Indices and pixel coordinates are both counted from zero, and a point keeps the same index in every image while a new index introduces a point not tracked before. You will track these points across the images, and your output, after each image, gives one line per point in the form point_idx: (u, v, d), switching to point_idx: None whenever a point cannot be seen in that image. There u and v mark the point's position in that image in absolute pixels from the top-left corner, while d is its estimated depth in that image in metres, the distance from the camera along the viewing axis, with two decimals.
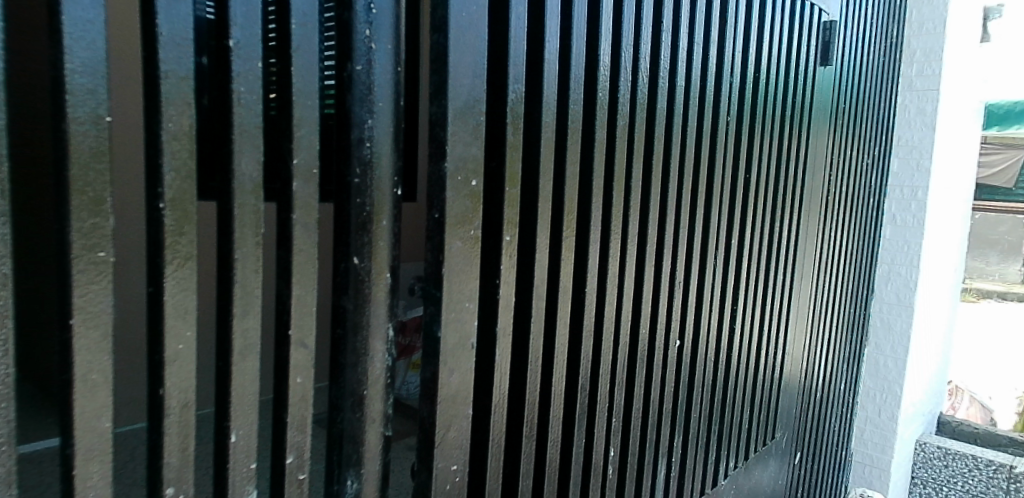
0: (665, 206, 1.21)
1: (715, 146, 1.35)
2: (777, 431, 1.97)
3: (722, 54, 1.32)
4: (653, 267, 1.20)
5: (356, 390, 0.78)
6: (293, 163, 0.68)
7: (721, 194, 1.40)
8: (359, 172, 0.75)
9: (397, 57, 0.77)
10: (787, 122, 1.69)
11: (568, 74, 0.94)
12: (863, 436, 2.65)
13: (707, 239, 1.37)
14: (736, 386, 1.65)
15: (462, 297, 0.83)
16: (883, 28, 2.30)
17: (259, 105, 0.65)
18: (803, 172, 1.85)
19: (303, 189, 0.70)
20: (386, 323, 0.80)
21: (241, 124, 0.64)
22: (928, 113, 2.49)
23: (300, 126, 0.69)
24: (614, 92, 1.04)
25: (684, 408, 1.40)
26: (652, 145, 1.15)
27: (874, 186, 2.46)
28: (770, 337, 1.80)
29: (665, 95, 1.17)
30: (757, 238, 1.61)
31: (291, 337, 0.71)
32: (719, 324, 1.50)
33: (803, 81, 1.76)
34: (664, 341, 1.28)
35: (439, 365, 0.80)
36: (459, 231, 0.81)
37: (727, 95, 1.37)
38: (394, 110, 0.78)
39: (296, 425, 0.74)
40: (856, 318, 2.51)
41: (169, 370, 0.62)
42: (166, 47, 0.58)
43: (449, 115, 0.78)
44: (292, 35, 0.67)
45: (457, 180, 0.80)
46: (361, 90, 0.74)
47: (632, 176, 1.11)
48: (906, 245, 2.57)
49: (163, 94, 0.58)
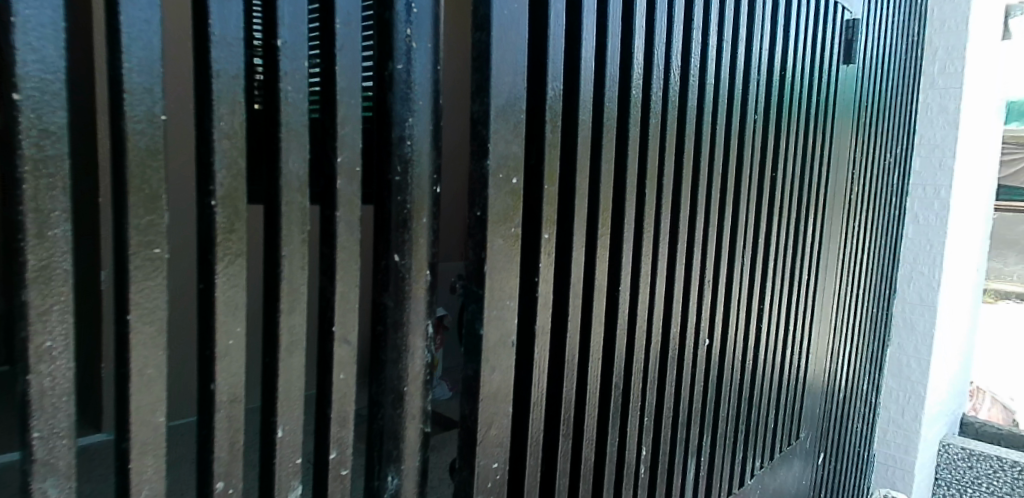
0: (695, 205, 1.21)
1: (743, 146, 1.35)
2: (801, 431, 1.97)
3: (749, 53, 1.32)
4: (684, 266, 1.20)
5: (397, 387, 0.79)
6: (337, 161, 0.69)
7: (749, 194, 1.40)
8: (400, 170, 0.76)
9: (436, 57, 0.78)
10: (811, 122, 1.68)
11: (604, 73, 0.94)
12: (886, 437, 2.63)
13: (735, 238, 1.37)
14: (763, 386, 1.64)
15: (503, 295, 0.83)
16: (905, 26, 2.28)
17: (306, 103, 0.66)
18: (827, 171, 1.84)
19: (348, 186, 0.70)
20: (426, 319, 0.81)
21: (289, 122, 0.65)
22: (951, 111, 2.47)
23: (345, 124, 0.69)
24: (647, 90, 1.05)
25: (712, 408, 1.40)
26: (684, 144, 1.15)
27: (896, 185, 2.44)
28: (795, 337, 1.80)
29: (695, 93, 1.17)
30: (783, 238, 1.60)
31: (334, 334, 0.72)
32: (746, 322, 1.50)
33: (827, 81, 1.75)
34: (693, 340, 1.28)
35: (481, 363, 0.81)
36: (500, 229, 0.81)
37: (753, 95, 1.37)
38: (433, 109, 0.79)
39: (339, 422, 0.75)
40: (879, 317, 2.49)
41: (220, 365, 0.63)
42: (218, 46, 0.59)
43: (491, 113, 0.79)
44: (336, 34, 0.68)
45: (499, 178, 0.81)
46: (401, 88, 0.75)
47: (664, 174, 1.11)
48: (929, 244, 2.55)
49: (215, 93, 0.59)
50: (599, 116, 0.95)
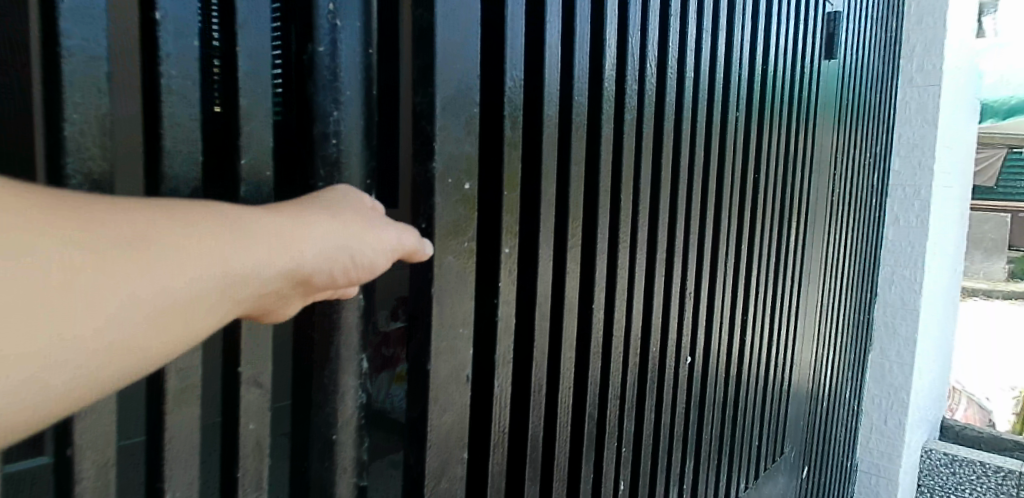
0: (675, 210, 1.10)
1: (725, 146, 1.25)
2: (786, 445, 1.87)
3: (730, 46, 1.22)
4: (663, 278, 1.09)
5: (326, 434, 0.66)
6: (240, 164, 0.57)
7: (732, 196, 1.30)
8: (325, 175, 0.63)
9: (368, 37, 0.65)
10: (794, 119, 1.59)
11: (572, 63, 0.82)
12: (868, 445, 2.55)
13: (717, 245, 1.26)
14: (747, 400, 1.54)
15: (456, 321, 0.71)
16: (884, 22, 2.21)
17: (197, 93, 0.53)
18: (809, 172, 1.74)
19: (254, 195, 0.58)
20: (359, 353, 0.68)
21: (172, 116, 0.52)
22: (930, 110, 2.40)
23: (249, 119, 0.57)
24: (622, 82, 0.93)
25: (695, 430, 1.29)
26: (663, 142, 1.04)
27: (876, 185, 2.37)
28: (780, 344, 1.70)
29: (674, 88, 1.06)
30: (766, 243, 1.50)
31: (241, 375, 0.60)
32: (730, 335, 1.40)
33: (809, 76, 1.66)
34: (675, 358, 1.17)
35: (429, 404, 0.68)
36: (451, 244, 0.69)
37: (736, 90, 1.27)
38: (366, 100, 0.65)
39: (250, 480, 0.62)
40: (860, 322, 2.41)
41: (81, 425, 0.50)
42: (71, 17, 0.46)
43: (437, 107, 0.66)
44: (236, 8, 0.55)
45: (448, 183, 0.68)
46: (325, 76, 0.62)
47: (641, 177, 0.99)
48: (910, 245, 2.48)
49: (66, 76, 0.46)
50: (567, 112, 0.83)
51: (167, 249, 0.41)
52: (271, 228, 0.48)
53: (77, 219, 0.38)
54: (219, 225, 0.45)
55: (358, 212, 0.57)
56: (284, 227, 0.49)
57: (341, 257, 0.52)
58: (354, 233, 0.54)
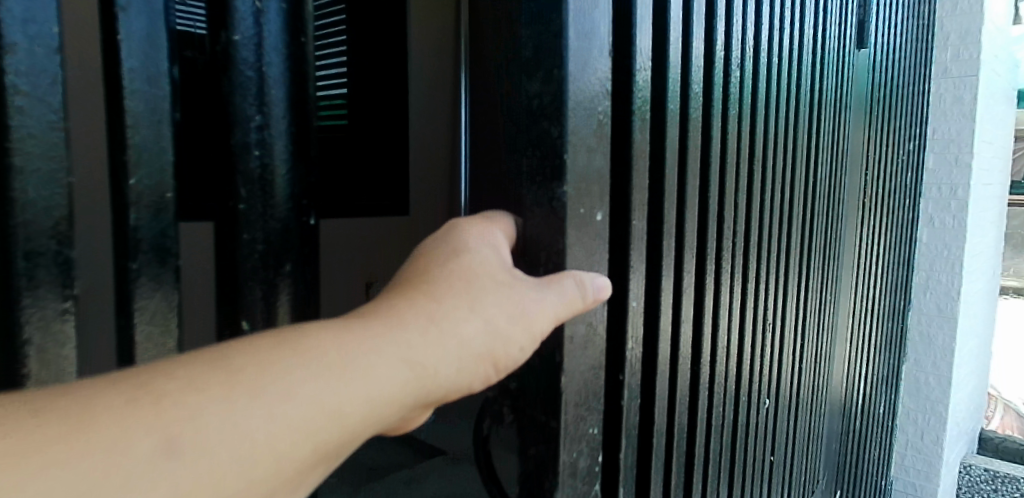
0: (741, 220, 1.03)
1: (778, 149, 1.15)
2: (819, 474, 1.72)
3: (780, 39, 1.11)
4: (728, 296, 1.02)
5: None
6: (128, 185, 0.45)
7: (776, 208, 1.17)
8: (248, 194, 0.51)
9: (301, 19, 0.52)
10: (831, 119, 1.46)
11: (669, 57, 0.77)
12: (904, 462, 2.39)
13: (767, 261, 1.16)
14: (788, 430, 1.40)
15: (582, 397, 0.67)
16: (915, 8, 2.04)
17: (59, 92, 0.41)
18: (841, 179, 1.60)
19: (147, 228, 0.46)
20: None
21: (25, 123, 0.40)
22: (967, 102, 2.23)
23: (135, 128, 0.45)
24: (710, 82, 0.89)
25: (738, 472, 1.15)
26: (739, 145, 0.99)
27: (910, 184, 2.20)
28: (817, 364, 1.56)
29: (745, 82, 1.00)
30: (806, 255, 1.37)
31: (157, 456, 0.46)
32: (772, 360, 1.26)
33: (843, 69, 1.52)
34: (728, 388, 1.07)
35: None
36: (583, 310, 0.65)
37: (787, 90, 1.17)
38: (300, 106, 0.53)
39: None
40: (891, 339, 2.24)
41: None
42: None
43: (570, 103, 0.61)
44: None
45: (580, 214, 0.64)
46: (243, 70, 0.49)
47: (723, 182, 0.95)
48: (946, 248, 2.31)
49: None
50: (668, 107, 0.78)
51: (276, 379, 0.39)
52: (400, 348, 0.45)
53: (183, 375, 0.37)
54: (337, 357, 0.42)
55: (512, 289, 0.54)
56: (412, 338, 0.46)
57: (486, 365, 0.51)
58: (504, 330, 0.51)
